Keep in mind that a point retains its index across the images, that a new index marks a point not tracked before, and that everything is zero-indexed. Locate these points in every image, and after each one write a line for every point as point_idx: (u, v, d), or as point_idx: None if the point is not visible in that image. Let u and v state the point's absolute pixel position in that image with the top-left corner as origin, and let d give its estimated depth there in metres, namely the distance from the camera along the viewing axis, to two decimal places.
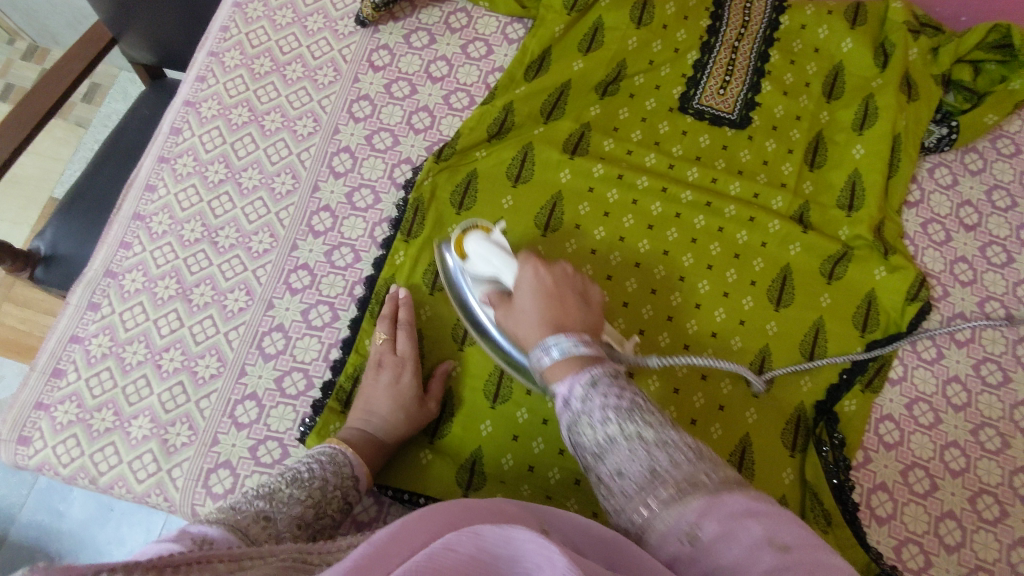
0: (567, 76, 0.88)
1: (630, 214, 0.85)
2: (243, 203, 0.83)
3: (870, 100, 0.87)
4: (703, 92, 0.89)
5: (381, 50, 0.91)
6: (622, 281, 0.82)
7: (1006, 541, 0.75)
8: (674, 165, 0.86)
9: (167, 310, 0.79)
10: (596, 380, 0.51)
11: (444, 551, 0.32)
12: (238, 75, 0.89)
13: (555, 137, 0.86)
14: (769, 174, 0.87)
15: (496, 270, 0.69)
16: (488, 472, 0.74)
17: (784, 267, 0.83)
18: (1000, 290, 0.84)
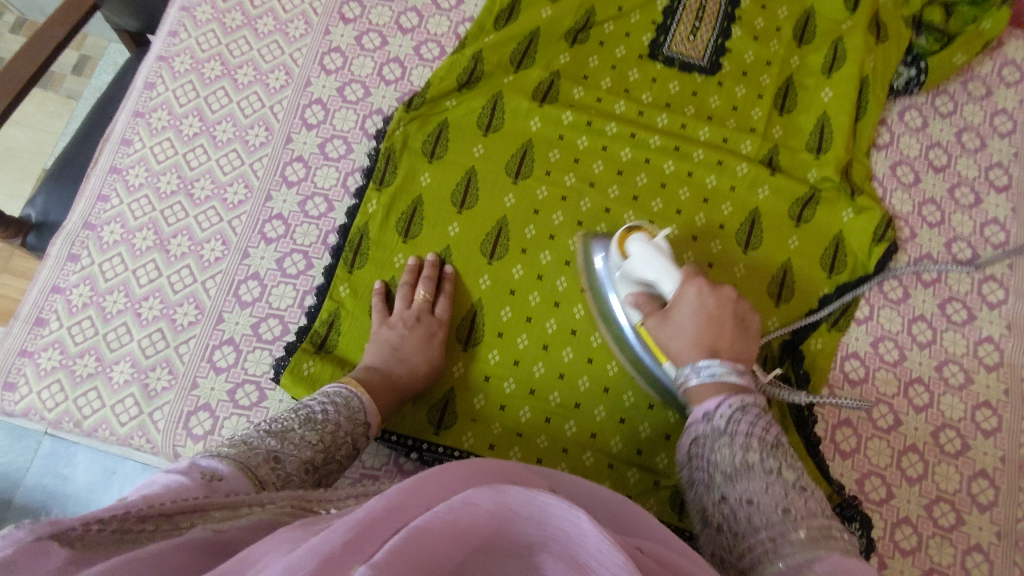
0: (537, 24, 0.89)
1: (600, 161, 0.85)
2: (217, 155, 0.85)
3: (838, 43, 0.88)
4: (673, 38, 0.90)
5: (352, 2, 0.92)
6: (592, 226, 0.83)
7: (967, 473, 0.77)
8: (644, 111, 0.87)
9: (146, 260, 0.80)
10: (746, 406, 0.61)
11: (465, 506, 0.36)
12: (210, 29, 0.90)
13: (526, 85, 0.87)
14: (738, 119, 0.88)
15: (657, 275, 0.71)
16: (460, 411, 0.77)
17: (753, 210, 0.84)
18: (967, 231, 0.85)
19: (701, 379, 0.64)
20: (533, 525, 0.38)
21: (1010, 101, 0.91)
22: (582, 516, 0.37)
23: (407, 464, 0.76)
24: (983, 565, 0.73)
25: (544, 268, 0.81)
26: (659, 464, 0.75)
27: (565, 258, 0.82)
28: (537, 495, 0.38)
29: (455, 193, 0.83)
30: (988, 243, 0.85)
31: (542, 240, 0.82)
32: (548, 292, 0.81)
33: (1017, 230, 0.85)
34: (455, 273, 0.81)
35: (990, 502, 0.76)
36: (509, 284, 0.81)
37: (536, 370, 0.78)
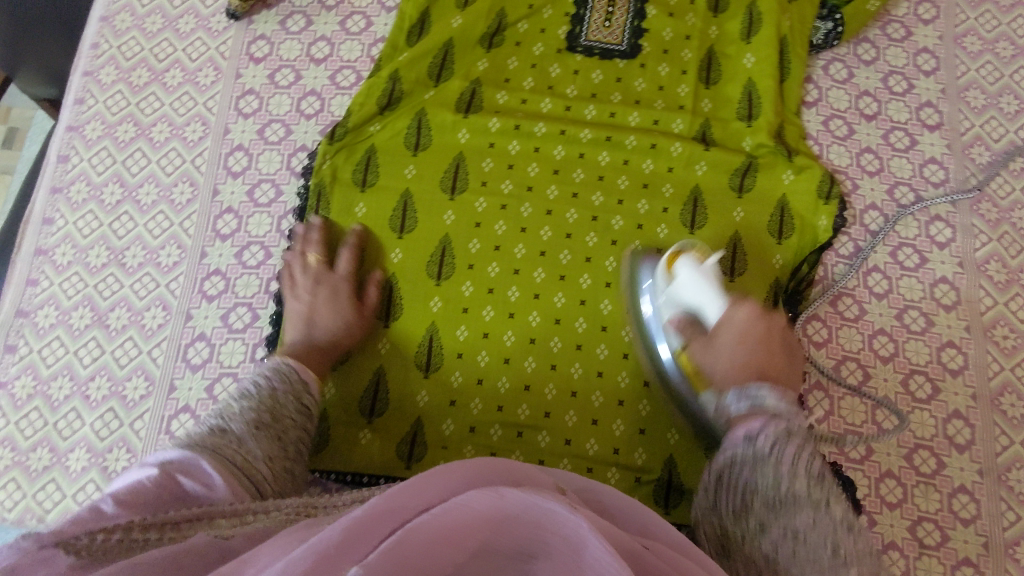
0: (449, 34, 0.87)
1: (535, 163, 0.84)
2: (144, 220, 0.82)
3: (753, 7, 0.88)
4: (589, 28, 0.89)
5: (259, 41, 0.89)
6: (537, 230, 0.82)
7: (941, 416, 0.77)
8: (571, 105, 0.86)
9: (86, 339, 0.78)
10: (791, 432, 0.59)
11: (462, 507, 0.39)
12: (117, 90, 0.88)
13: (448, 98, 0.85)
14: (666, 99, 0.87)
15: (703, 301, 0.71)
16: (430, 439, 0.76)
17: (693, 188, 0.83)
18: (907, 175, 0.85)
19: (744, 406, 0.63)
20: (530, 526, 0.40)
21: (930, 38, 0.91)
22: (578, 519, 0.39)
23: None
24: (969, 504, 0.74)
25: (494, 281, 0.80)
26: (638, 459, 0.75)
27: (514, 267, 0.81)
28: (540, 501, 0.40)
29: (394, 219, 0.82)
30: (929, 183, 0.85)
31: (488, 252, 0.81)
32: (502, 304, 0.79)
33: (955, 166, 0.86)
34: (406, 299, 0.79)
35: (967, 441, 0.76)
36: (461, 303, 0.79)
37: (501, 386, 0.77)
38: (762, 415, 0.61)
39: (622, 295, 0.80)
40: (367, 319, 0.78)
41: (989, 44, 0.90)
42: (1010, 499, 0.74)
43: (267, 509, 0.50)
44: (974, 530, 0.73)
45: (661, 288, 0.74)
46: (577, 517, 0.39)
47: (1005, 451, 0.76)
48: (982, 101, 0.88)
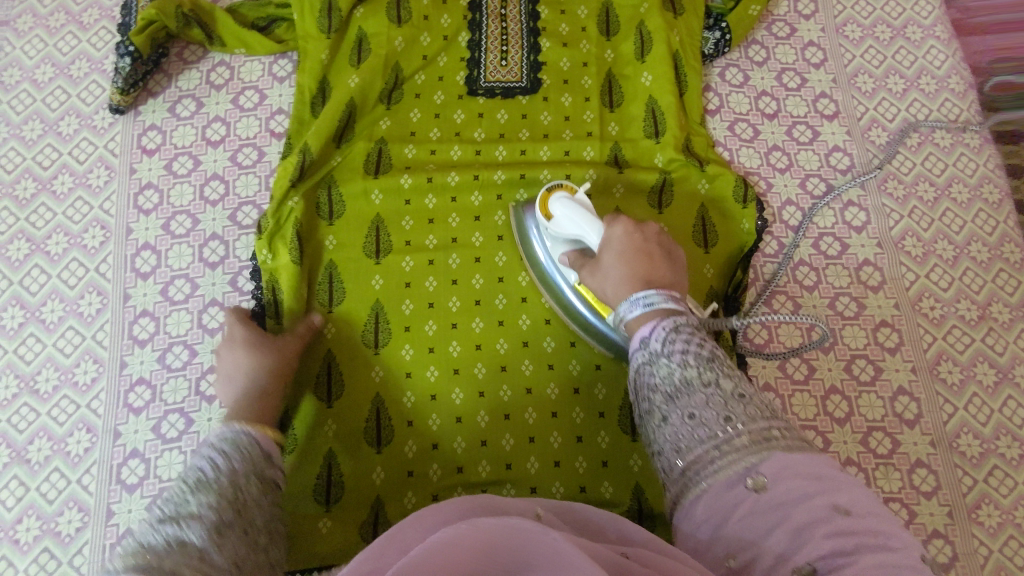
0: (348, 95, 0.84)
1: (454, 213, 0.83)
2: (52, 339, 0.78)
3: (642, 26, 0.89)
4: (486, 69, 0.88)
5: (149, 131, 0.86)
6: (468, 280, 0.80)
7: (888, 395, 0.79)
8: (481, 150, 0.85)
9: (7, 479, 0.73)
10: (678, 327, 0.55)
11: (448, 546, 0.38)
12: (3, 206, 0.83)
13: (356, 160, 0.84)
14: (574, 128, 0.87)
15: (580, 231, 0.72)
16: (393, 516, 0.73)
17: (615, 212, 0.83)
18: (815, 166, 0.88)
19: (637, 310, 0.59)
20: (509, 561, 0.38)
21: (814, 31, 0.94)
22: (553, 534, 0.39)
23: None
24: (929, 477, 0.76)
25: (433, 340, 0.78)
26: (606, 494, 0.74)
27: (451, 321, 0.79)
28: (515, 521, 0.40)
29: (320, 293, 0.79)
30: (837, 170, 0.88)
31: (423, 311, 0.79)
32: (445, 362, 0.77)
33: (858, 151, 0.88)
34: (345, 374, 0.76)
35: (916, 416, 0.78)
36: (403, 368, 0.77)
37: (458, 446, 0.75)
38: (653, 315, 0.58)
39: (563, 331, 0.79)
40: (308, 403, 0.75)
41: (869, 29, 0.94)
42: (964, 465, 0.76)
43: None
44: (937, 502, 0.75)
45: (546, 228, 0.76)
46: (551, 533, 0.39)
47: (951, 418, 0.78)
48: (871, 85, 0.91)
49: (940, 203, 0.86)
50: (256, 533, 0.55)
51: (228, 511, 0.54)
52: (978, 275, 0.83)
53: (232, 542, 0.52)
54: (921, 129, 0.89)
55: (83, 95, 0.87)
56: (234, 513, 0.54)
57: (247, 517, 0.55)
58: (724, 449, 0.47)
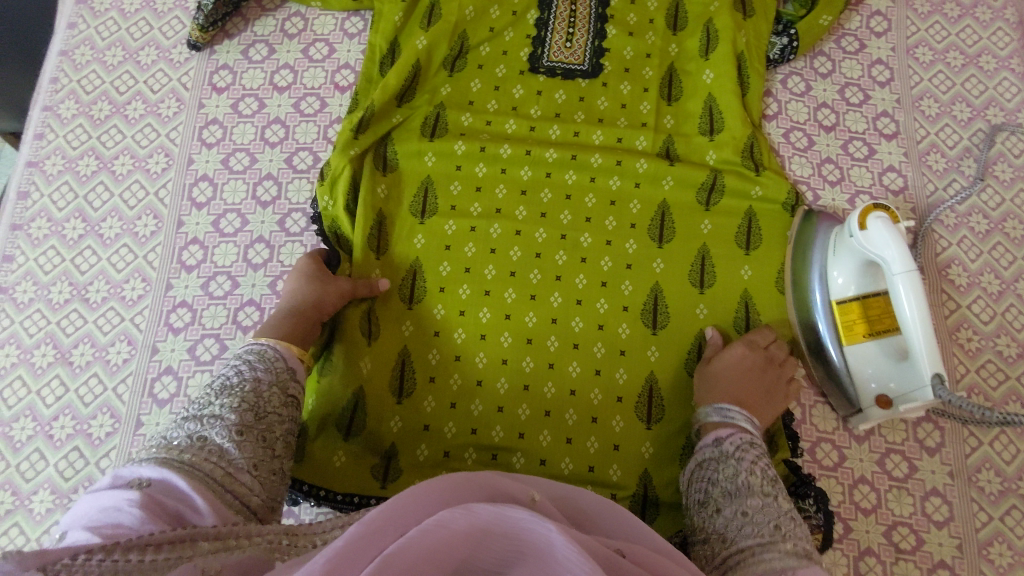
0: (415, 55, 0.86)
1: (503, 184, 0.84)
2: (107, 254, 0.81)
3: (710, 24, 0.89)
4: (550, 49, 0.90)
5: (221, 70, 0.89)
6: (506, 251, 0.81)
7: (911, 420, 0.78)
8: (535, 126, 0.87)
9: (49, 377, 0.76)
10: (753, 443, 0.67)
11: (438, 528, 0.39)
12: (78, 124, 0.87)
13: (415, 120, 0.86)
14: (629, 117, 0.88)
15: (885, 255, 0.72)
16: (404, 463, 0.75)
17: (660, 204, 0.83)
18: (867, 183, 0.87)
19: (717, 416, 0.70)
20: (507, 538, 0.40)
21: (883, 50, 0.93)
22: (549, 526, 0.39)
23: (305, 510, 0.78)
24: (942, 507, 0.74)
25: (467, 303, 0.79)
26: (613, 477, 0.74)
27: (485, 287, 0.80)
28: (507, 510, 0.40)
29: (369, 240, 0.81)
30: (889, 190, 0.87)
31: (459, 274, 0.80)
32: (474, 325, 0.79)
33: (913, 174, 0.87)
34: (383, 320, 0.79)
35: (937, 445, 0.77)
36: (432, 326, 0.79)
37: (475, 409, 0.76)
38: (729, 427, 0.69)
39: (593, 312, 0.79)
40: (349, 342, 0.77)
41: (940, 54, 0.93)
42: (981, 500, 0.75)
43: (250, 533, 0.45)
44: (948, 533, 0.73)
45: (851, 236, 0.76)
46: (546, 525, 0.38)
47: (974, 452, 0.76)
48: (936, 110, 0.90)
49: (991, 236, 0.84)
50: (273, 439, 0.58)
51: (249, 416, 0.57)
52: (1022, 313, 0.81)
53: (251, 446, 0.56)
54: (981, 160, 0.87)
55: (164, 29, 0.91)
56: (254, 419, 0.57)
57: (267, 423, 0.58)
58: (765, 547, 0.56)
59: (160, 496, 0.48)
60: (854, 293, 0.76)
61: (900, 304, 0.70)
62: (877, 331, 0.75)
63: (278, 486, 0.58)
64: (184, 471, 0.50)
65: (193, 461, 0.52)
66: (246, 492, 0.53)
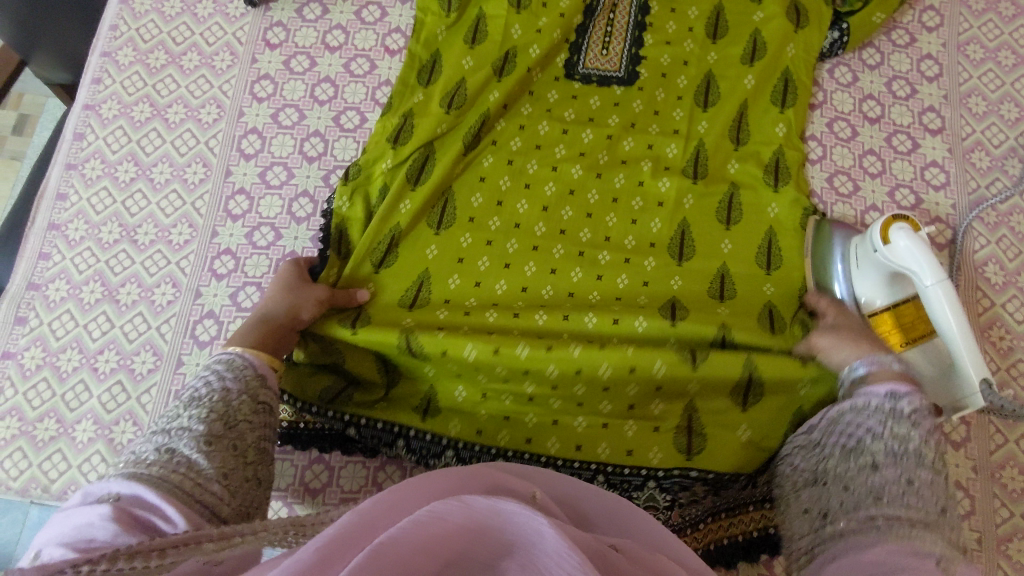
0: (459, 73, 0.84)
1: (525, 199, 0.80)
2: (157, 199, 0.83)
3: (756, 35, 0.86)
4: (587, 56, 0.87)
5: (275, 27, 0.91)
6: (521, 266, 0.76)
7: None
8: (568, 130, 0.83)
9: (96, 313, 0.79)
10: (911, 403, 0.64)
11: (433, 519, 0.40)
12: (134, 71, 0.89)
13: (460, 132, 0.81)
14: (661, 124, 0.84)
15: (918, 267, 0.71)
16: (444, 406, 0.73)
17: (682, 221, 0.79)
18: (908, 177, 0.87)
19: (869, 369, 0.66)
20: (503, 530, 0.41)
21: (934, 45, 0.93)
22: (542, 520, 0.39)
23: (334, 459, 0.75)
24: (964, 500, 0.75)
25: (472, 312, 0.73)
26: (653, 460, 0.70)
27: (494, 301, 0.74)
28: (501, 503, 0.41)
29: (374, 252, 0.76)
30: (930, 185, 0.86)
31: (468, 287, 0.75)
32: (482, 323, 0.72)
33: (956, 170, 0.87)
34: (386, 297, 0.74)
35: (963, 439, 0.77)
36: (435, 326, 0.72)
37: (459, 394, 0.72)
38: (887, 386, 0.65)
39: (610, 324, 0.73)
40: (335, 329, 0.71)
41: (992, 52, 0.92)
42: (1003, 496, 0.75)
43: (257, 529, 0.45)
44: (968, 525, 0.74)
45: (874, 250, 0.74)
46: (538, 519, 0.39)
47: (999, 449, 0.77)
48: (983, 108, 0.90)
49: None
50: (246, 447, 0.58)
51: (219, 425, 0.57)
52: None
53: (224, 455, 0.56)
54: None
55: None
56: (225, 428, 0.57)
57: (238, 432, 0.58)
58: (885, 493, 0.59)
59: (131, 509, 0.48)
60: (883, 302, 0.75)
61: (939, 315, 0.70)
62: (912, 338, 0.73)
63: (257, 494, 0.58)
64: (152, 484, 0.50)
65: (161, 475, 0.52)
66: (218, 503, 0.53)
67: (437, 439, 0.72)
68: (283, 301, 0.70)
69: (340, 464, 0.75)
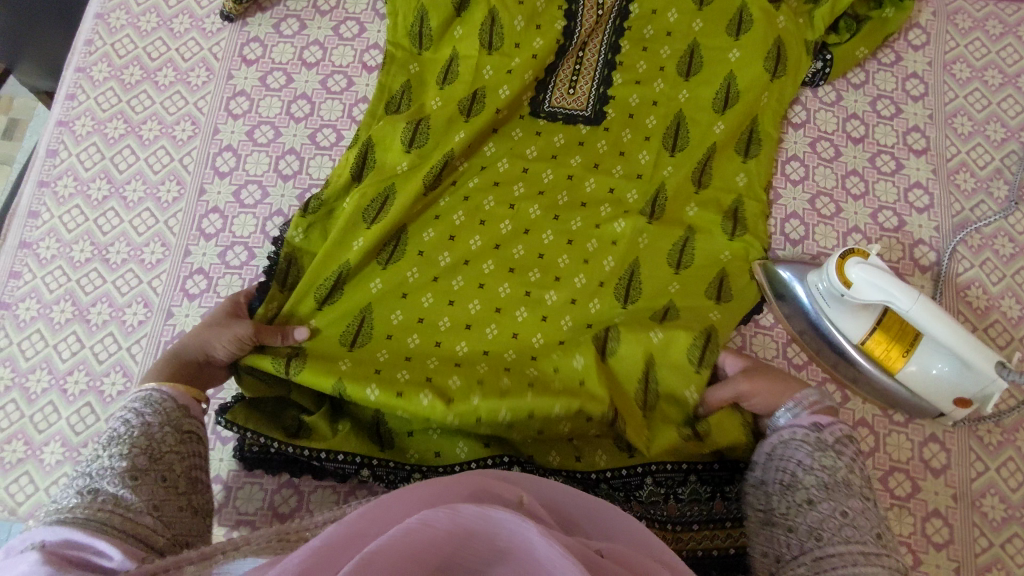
0: (426, 111, 0.82)
1: (478, 235, 0.78)
2: (130, 217, 0.82)
3: (731, 80, 0.85)
4: (553, 95, 0.85)
5: (252, 43, 0.90)
6: (465, 304, 0.76)
7: (918, 439, 0.77)
8: (529, 167, 0.82)
9: (66, 333, 0.78)
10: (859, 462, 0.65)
11: (421, 527, 0.38)
12: (109, 87, 0.88)
13: (421, 171, 0.78)
14: (626, 165, 0.83)
15: (885, 296, 0.69)
16: (394, 429, 0.72)
17: (633, 261, 0.78)
18: (891, 199, 0.86)
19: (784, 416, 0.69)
20: (489, 539, 0.39)
21: (920, 63, 0.91)
22: (529, 526, 0.38)
23: (305, 483, 0.74)
24: (943, 529, 0.73)
25: (416, 351, 0.73)
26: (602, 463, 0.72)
27: (436, 339, 0.74)
28: (488, 509, 0.39)
29: (317, 289, 0.74)
30: (913, 207, 0.85)
31: (411, 322, 0.75)
32: (422, 359, 0.73)
33: (940, 192, 0.86)
34: (351, 323, 0.74)
35: (943, 466, 0.76)
36: (374, 366, 0.71)
37: (431, 432, 0.72)
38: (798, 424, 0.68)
39: (549, 368, 0.73)
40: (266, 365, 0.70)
41: (978, 71, 0.91)
42: (983, 525, 0.74)
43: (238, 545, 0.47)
44: (946, 555, 0.72)
45: (839, 293, 0.73)
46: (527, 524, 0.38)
47: (980, 477, 0.75)
48: (969, 128, 0.88)
49: (1016, 260, 0.83)
50: (175, 478, 0.58)
51: (144, 459, 0.56)
52: None
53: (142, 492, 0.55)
54: (1011, 182, 0.86)
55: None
56: (150, 461, 0.57)
57: (165, 464, 0.58)
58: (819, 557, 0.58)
59: (62, 552, 0.48)
60: (867, 328, 0.74)
61: (933, 333, 0.67)
62: (909, 346, 0.73)
63: (194, 523, 0.58)
64: (79, 525, 0.50)
65: (86, 514, 0.51)
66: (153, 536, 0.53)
67: (401, 465, 0.71)
68: (198, 337, 0.69)
69: (311, 489, 0.74)
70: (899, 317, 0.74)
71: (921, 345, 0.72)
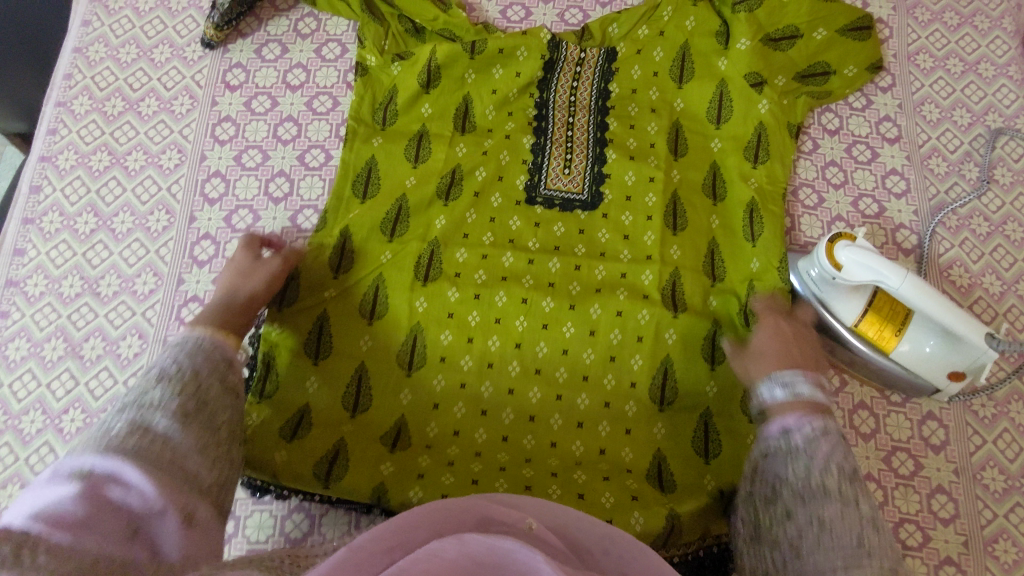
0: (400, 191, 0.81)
1: (503, 291, 0.77)
2: (119, 249, 0.81)
3: (722, 89, 0.86)
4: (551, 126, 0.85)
5: (234, 69, 0.90)
6: (504, 366, 0.75)
7: (916, 418, 0.79)
8: (540, 223, 0.81)
9: (59, 371, 0.76)
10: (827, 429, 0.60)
11: (429, 555, 0.38)
12: (91, 120, 0.87)
13: (406, 261, 0.78)
14: (634, 211, 0.81)
15: (875, 277, 0.71)
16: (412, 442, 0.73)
17: (668, 304, 0.77)
18: (870, 186, 0.88)
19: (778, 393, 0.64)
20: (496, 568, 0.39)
21: (885, 57, 0.95)
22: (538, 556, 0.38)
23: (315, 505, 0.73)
24: (948, 504, 0.75)
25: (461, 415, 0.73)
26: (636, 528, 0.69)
27: (482, 408, 0.74)
28: (497, 540, 0.39)
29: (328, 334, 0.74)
30: (891, 193, 0.88)
31: (426, 409, 0.74)
32: (440, 450, 0.72)
33: (915, 176, 0.89)
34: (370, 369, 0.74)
35: (942, 443, 0.77)
36: (423, 439, 0.73)
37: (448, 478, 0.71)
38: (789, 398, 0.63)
39: (595, 436, 0.73)
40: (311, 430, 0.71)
41: (941, 61, 0.95)
42: (986, 497, 0.75)
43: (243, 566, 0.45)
44: (954, 530, 0.74)
45: (829, 276, 0.75)
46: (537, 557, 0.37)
47: (978, 450, 0.77)
48: (937, 115, 0.92)
49: (992, 238, 0.86)
50: None
51: None
52: None
53: None
54: (981, 164, 0.89)
55: (178, 28, 0.92)
56: None
57: None
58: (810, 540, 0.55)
59: None
60: (859, 311, 0.76)
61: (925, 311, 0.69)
62: (900, 325, 0.75)
63: None
64: None
65: None
66: None
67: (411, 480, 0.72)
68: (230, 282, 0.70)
69: (321, 511, 0.73)
70: (888, 298, 0.76)
71: (912, 323, 0.74)
